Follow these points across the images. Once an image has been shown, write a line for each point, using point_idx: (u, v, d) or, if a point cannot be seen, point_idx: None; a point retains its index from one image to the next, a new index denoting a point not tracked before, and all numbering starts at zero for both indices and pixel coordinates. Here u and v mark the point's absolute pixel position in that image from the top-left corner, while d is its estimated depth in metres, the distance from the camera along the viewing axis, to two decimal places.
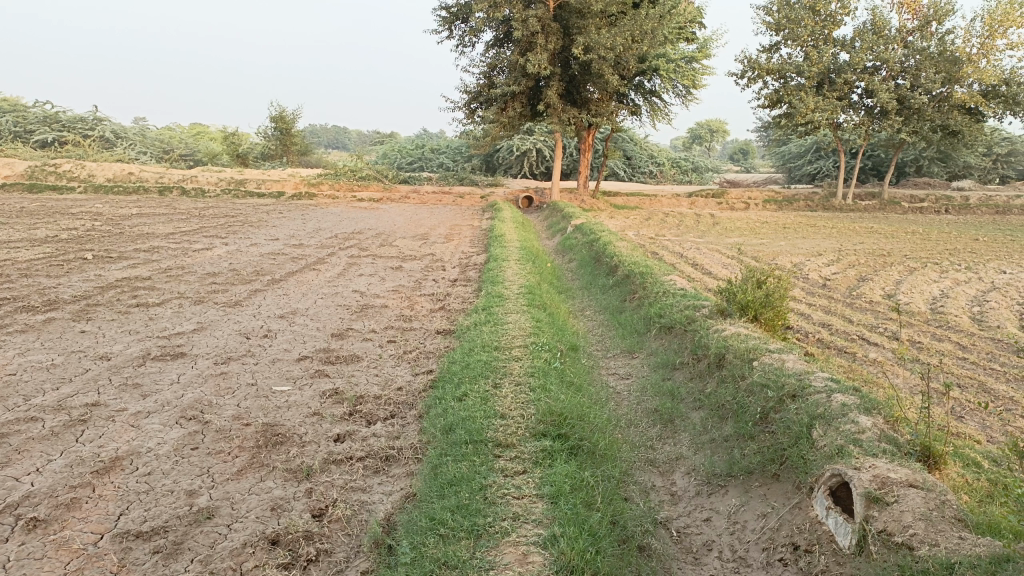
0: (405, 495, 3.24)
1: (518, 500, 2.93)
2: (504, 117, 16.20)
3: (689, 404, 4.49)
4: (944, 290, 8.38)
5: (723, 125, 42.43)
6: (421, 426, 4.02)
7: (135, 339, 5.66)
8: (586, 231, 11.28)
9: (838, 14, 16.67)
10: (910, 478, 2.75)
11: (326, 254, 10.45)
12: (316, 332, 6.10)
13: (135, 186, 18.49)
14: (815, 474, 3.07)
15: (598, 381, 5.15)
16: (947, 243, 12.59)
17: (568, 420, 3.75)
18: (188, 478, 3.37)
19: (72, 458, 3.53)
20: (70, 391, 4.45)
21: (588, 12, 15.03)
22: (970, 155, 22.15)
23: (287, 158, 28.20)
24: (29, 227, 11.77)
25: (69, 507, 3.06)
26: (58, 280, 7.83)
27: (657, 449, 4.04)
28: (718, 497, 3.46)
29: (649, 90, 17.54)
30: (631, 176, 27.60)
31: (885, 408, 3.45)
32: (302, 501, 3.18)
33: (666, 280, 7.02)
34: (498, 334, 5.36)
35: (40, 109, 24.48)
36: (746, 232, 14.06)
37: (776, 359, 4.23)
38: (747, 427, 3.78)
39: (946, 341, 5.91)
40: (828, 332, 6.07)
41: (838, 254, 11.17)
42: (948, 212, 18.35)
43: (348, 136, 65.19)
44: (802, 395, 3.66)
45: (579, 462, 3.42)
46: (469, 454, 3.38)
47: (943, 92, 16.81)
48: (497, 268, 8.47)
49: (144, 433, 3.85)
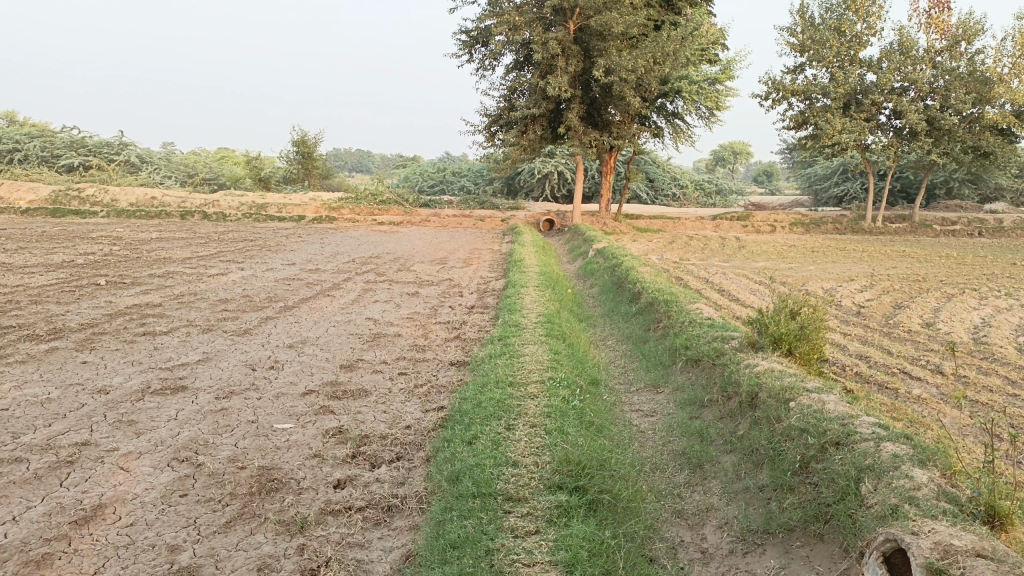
0: (405, 555, 2.94)
1: (528, 568, 2.62)
2: (524, 139, 16.01)
3: (719, 447, 4.16)
4: (985, 318, 7.97)
5: (746, 147, 41.91)
6: (427, 471, 3.73)
7: (136, 371, 5.44)
8: (608, 255, 10.97)
9: (864, 35, 16.31)
10: (977, 546, 2.40)
11: (342, 280, 10.23)
12: (325, 363, 5.84)
13: (155, 210, 18.50)
14: (866, 537, 2.73)
15: (620, 419, 4.82)
16: (984, 268, 12.11)
17: (586, 470, 3.41)
18: (172, 530, 3.09)
19: (52, 505, 3.28)
20: (62, 429, 4.21)
21: (609, 34, 14.84)
22: (1002, 177, 21.59)
23: (308, 181, 28.30)
24: (46, 251, 11.72)
25: (38, 564, 2.79)
26: (67, 307, 7.67)
27: (685, 499, 3.69)
28: (754, 556, 3.11)
29: (672, 112, 17.25)
30: (654, 199, 27.32)
31: (942, 459, 3.07)
32: (292, 560, 2.89)
33: (693, 308, 6.66)
34: (513, 368, 5.04)
35: (67, 135, 24.80)
36: (774, 256, 13.66)
37: (816, 399, 3.87)
38: (785, 477, 3.43)
39: (993, 375, 5.53)
40: (865, 365, 5.72)
41: (870, 279, 10.78)
42: (982, 235, 17.81)
43: (371, 161, 65.70)
44: (847, 443, 3.31)
45: (598, 520, 3.09)
46: (476, 510, 3.08)
47: (974, 113, 16.39)
48: (515, 295, 8.16)
49: (133, 477, 3.59)
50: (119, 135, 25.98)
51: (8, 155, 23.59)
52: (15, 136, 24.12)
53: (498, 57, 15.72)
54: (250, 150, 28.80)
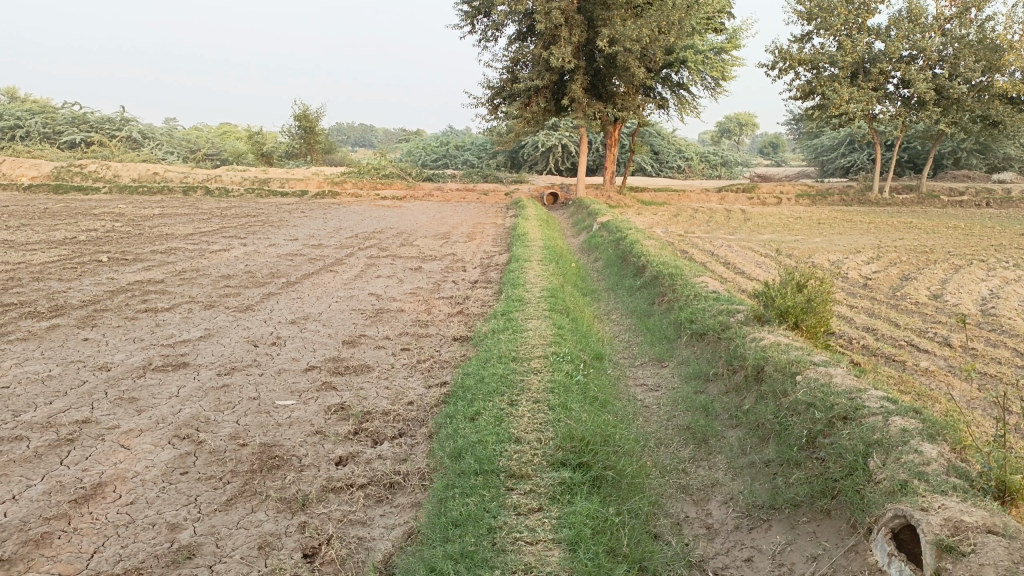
0: (407, 533, 2.92)
1: (531, 546, 2.58)
2: (528, 112, 15.83)
3: (724, 422, 4.12)
4: (993, 289, 7.89)
5: (752, 118, 41.52)
6: (430, 448, 3.70)
7: (138, 348, 5.41)
8: (612, 229, 10.88)
9: (872, 2, 16.03)
10: (988, 523, 2.35)
11: (345, 255, 10.17)
12: (328, 339, 5.81)
13: (158, 186, 18.42)
14: (874, 513, 2.69)
15: (624, 394, 4.77)
16: (992, 239, 11.99)
17: (590, 446, 3.37)
18: (173, 509, 3.07)
19: (52, 484, 3.25)
20: (62, 406, 4.18)
21: (613, 3, 14.60)
22: (1011, 146, 21.33)
23: (311, 156, 28.15)
24: (48, 228, 11.67)
25: (38, 543, 2.77)
26: (69, 284, 7.63)
27: (690, 474, 3.66)
28: (760, 532, 3.07)
29: (677, 83, 17.03)
30: (659, 171, 27.11)
31: (952, 433, 3.02)
32: (293, 538, 2.87)
33: (698, 282, 6.59)
34: (516, 343, 4.99)
35: (69, 111, 24.65)
36: (779, 228, 13.53)
37: (823, 373, 3.81)
38: (791, 453, 3.39)
39: (1002, 347, 5.47)
40: (872, 338, 5.66)
41: (877, 251, 10.68)
42: (989, 205, 17.64)
43: (375, 135, 65.35)
44: (855, 418, 3.26)
45: (602, 497, 3.05)
46: (478, 487, 3.04)
47: (983, 81, 16.00)
48: (518, 269, 8.10)
49: (134, 455, 3.57)
50: (120, 110, 25.81)
51: (9, 131, 23.48)
52: (17, 113, 23.99)
53: (500, 28, 15.50)
54: (252, 125, 28.62)
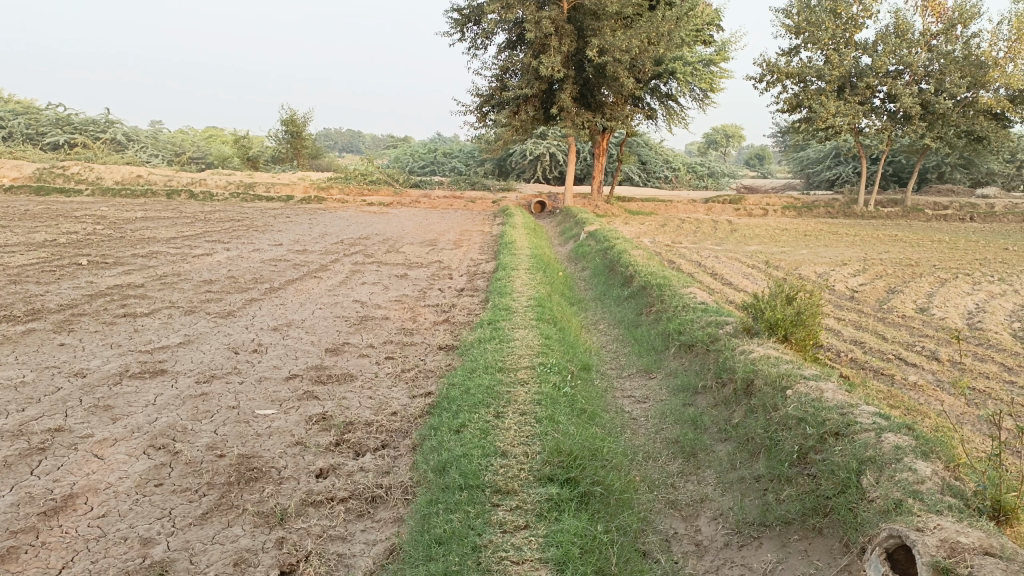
0: (388, 549, 2.83)
1: (517, 566, 2.50)
2: (516, 120, 15.80)
3: (713, 435, 4.06)
4: (979, 303, 7.91)
5: (739, 130, 41.80)
6: (413, 460, 3.62)
7: (115, 354, 5.28)
8: (600, 238, 10.84)
9: (860, 17, 16.13)
10: (985, 544, 2.30)
11: (330, 261, 10.07)
12: (310, 347, 5.70)
13: (142, 189, 18.21)
14: (868, 533, 2.63)
15: (612, 406, 4.71)
16: (977, 253, 12.06)
17: (578, 461, 3.29)
18: (146, 522, 2.96)
19: (20, 495, 3.14)
20: (34, 414, 4.06)
21: (603, 13, 14.61)
22: (994, 162, 21.54)
23: (297, 161, 27.99)
24: (28, 230, 11.47)
25: (2, 559, 2.66)
26: (47, 287, 7.48)
27: (679, 489, 3.59)
28: (750, 550, 3.00)
29: (666, 94, 17.06)
30: (646, 181, 27.19)
31: (945, 451, 2.97)
32: (270, 554, 2.77)
33: (686, 293, 6.54)
34: (503, 353, 4.92)
35: (53, 112, 24.35)
36: (766, 240, 13.54)
37: (814, 387, 3.75)
38: (781, 468, 3.34)
39: (990, 362, 5.44)
40: (861, 351, 5.63)
41: (863, 264, 10.71)
42: (973, 219, 17.77)
43: (362, 141, 65.24)
44: (847, 434, 3.21)
45: (590, 514, 2.98)
46: (463, 503, 2.96)
47: (968, 97, 16.22)
48: (505, 278, 8.03)
49: (107, 465, 3.45)
50: (104, 113, 25.53)
51: None
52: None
53: (490, 36, 15.48)
54: (238, 129, 28.40)
